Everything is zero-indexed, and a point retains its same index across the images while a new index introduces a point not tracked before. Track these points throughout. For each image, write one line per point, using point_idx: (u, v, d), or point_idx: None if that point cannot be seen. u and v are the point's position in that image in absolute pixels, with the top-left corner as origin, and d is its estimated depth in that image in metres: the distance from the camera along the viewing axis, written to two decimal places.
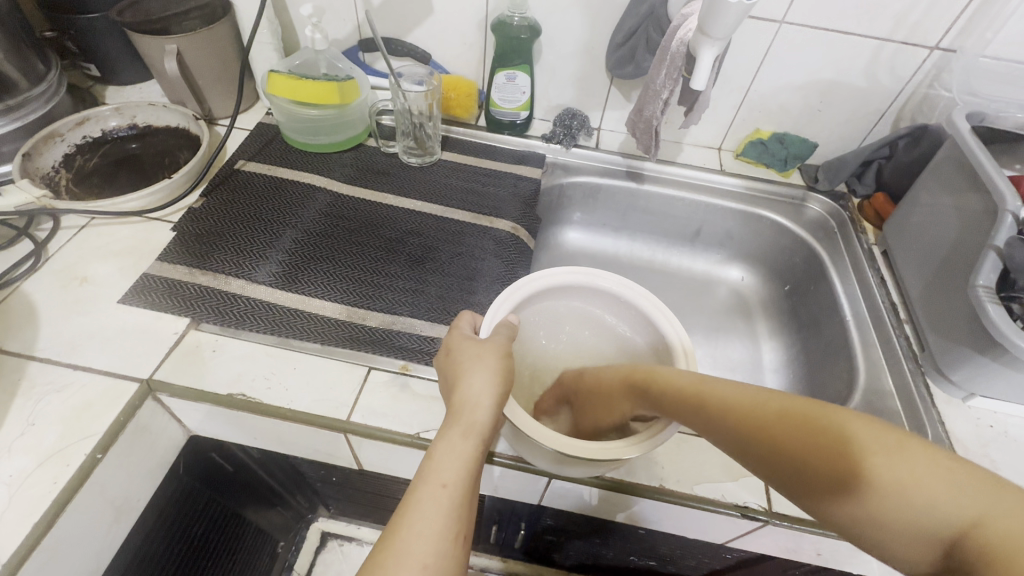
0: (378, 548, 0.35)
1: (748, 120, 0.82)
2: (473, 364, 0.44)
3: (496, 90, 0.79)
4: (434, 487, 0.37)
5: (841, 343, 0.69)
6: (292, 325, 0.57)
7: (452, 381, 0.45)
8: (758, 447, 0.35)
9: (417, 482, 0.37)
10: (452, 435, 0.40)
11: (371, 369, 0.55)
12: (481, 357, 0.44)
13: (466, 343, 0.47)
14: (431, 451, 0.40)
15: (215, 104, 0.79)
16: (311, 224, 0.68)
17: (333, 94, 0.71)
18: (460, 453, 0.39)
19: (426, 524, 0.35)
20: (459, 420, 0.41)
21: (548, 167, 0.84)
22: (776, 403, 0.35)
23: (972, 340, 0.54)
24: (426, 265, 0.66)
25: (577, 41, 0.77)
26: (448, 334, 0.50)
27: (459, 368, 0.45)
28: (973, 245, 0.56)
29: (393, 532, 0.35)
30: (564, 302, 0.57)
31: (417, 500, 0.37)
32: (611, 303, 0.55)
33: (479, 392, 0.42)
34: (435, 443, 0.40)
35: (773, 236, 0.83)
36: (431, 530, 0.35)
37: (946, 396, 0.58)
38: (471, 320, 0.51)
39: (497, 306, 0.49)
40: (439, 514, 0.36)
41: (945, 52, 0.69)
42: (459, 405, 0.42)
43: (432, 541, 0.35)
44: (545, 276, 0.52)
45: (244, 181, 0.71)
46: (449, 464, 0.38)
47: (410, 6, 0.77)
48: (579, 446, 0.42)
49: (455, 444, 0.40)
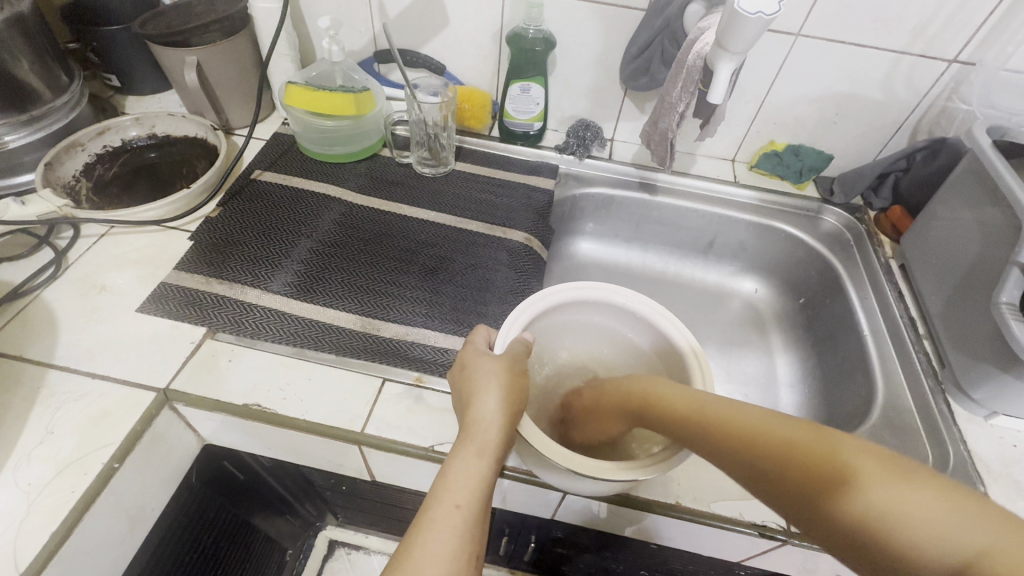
0: (392, 565, 0.35)
1: (762, 131, 0.82)
2: (485, 382, 0.44)
3: (509, 101, 0.79)
4: (448, 507, 0.37)
5: (856, 360, 0.68)
6: (306, 336, 0.57)
7: (465, 398, 0.45)
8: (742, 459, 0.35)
9: (432, 502, 0.38)
10: (465, 454, 0.40)
11: (385, 380, 0.55)
12: (495, 372, 0.44)
13: (478, 362, 0.46)
14: (444, 470, 0.40)
15: (232, 114, 0.79)
16: (326, 235, 0.69)
17: (349, 105, 0.70)
18: (474, 472, 0.39)
19: (441, 544, 0.35)
20: (473, 438, 0.41)
21: (561, 178, 0.84)
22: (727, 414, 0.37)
23: (995, 357, 0.53)
24: (440, 276, 0.66)
25: (592, 53, 0.77)
26: (462, 349, 0.50)
27: (469, 386, 0.45)
28: (996, 259, 0.55)
29: (408, 547, 0.35)
30: (577, 317, 0.56)
31: (431, 518, 0.37)
32: (627, 319, 0.54)
33: (492, 411, 0.42)
34: (447, 461, 0.40)
35: (788, 249, 0.82)
36: (444, 550, 0.35)
37: (967, 414, 0.57)
38: (485, 335, 0.51)
39: (509, 326, 0.49)
40: (453, 534, 0.36)
41: (964, 65, 0.68)
42: (470, 425, 0.42)
43: (446, 561, 0.35)
44: (558, 292, 0.52)
45: (261, 191, 0.72)
46: (464, 482, 0.39)
47: (426, 18, 0.77)
48: (589, 467, 0.41)
49: (469, 463, 0.40)
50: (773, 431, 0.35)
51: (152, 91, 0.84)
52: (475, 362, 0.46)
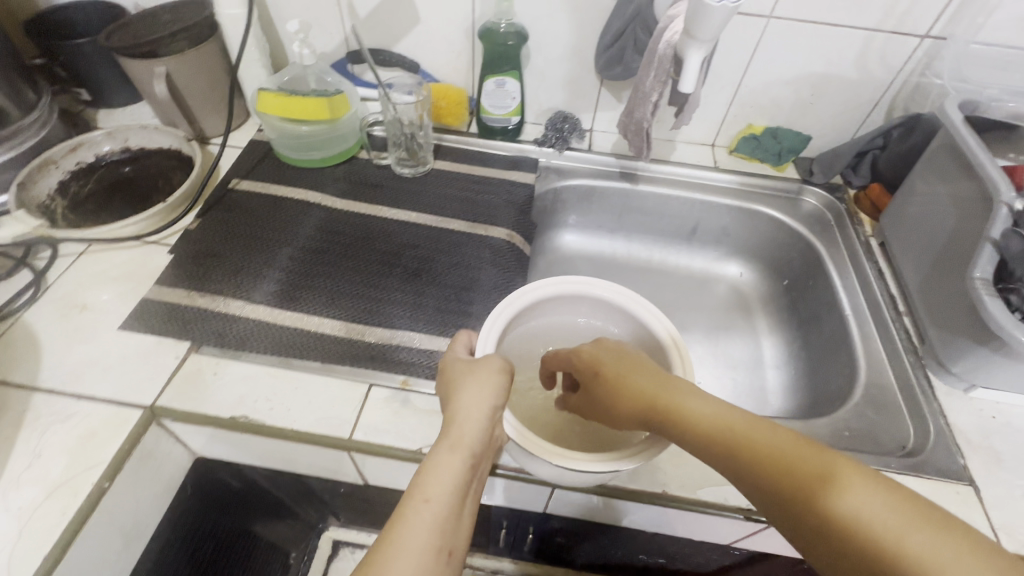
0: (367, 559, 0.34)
1: (740, 115, 0.82)
2: (466, 386, 0.44)
3: (485, 97, 0.78)
4: (420, 502, 0.37)
5: (839, 339, 0.69)
6: (291, 345, 0.57)
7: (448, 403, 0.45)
8: (766, 480, 0.34)
9: (409, 498, 0.38)
10: (441, 451, 0.41)
11: (372, 386, 0.55)
12: (477, 377, 0.44)
13: (459, 367, 0.46)
14: (423, 468, 0.40)
15: (206, 123, 0.78)
16: (307, 242, 0.68)
17: (321, 110, 0.70)
18: (453, 470, 0.40)
19: (415, 538, 0.35)
20: (447, 434, 0.42)
21: (541, 172, 0.83)
22: (765, 435, 0.35)
23: (972, 332, 0.54)
24: (422, 277, 0.66)
25: (565, 44, 0.77)
26: (447, 353, 0.50)
27: (450, 392, 0.45)
28: (971, 236, 0.56)
29: (381, 544, 0.35)
30: (558, 317, 0.56)
31: (403, 514, 0.36)
32: (607, 313, 0.55)
33: (472, 408, 0.42)
34: (426, 459, 0.41)
35: (771, 232, 0.82)
36: (418, 545, 0.35)
37: (947, 388, 0.58)
38: (464, 342, 0.51)
39: (487, 331, 0.49)
40: (426, 530, 0.36)
41: (936, 40, 0.68)
42: (450, 429, 0.42)
43: (421, 554, 0.35)
44: (535, 291, 0.52)
45: (239, 200, 0.72)
46: (442, 480, 0.39)
47: (397, 16, 0.76)
48: (564, 453, 0.42)
49: (445, 461, 0.40)
50: (798, 457, 0.34)
51: (124, 103, 0.83)
52: (456, 368, 0.46)
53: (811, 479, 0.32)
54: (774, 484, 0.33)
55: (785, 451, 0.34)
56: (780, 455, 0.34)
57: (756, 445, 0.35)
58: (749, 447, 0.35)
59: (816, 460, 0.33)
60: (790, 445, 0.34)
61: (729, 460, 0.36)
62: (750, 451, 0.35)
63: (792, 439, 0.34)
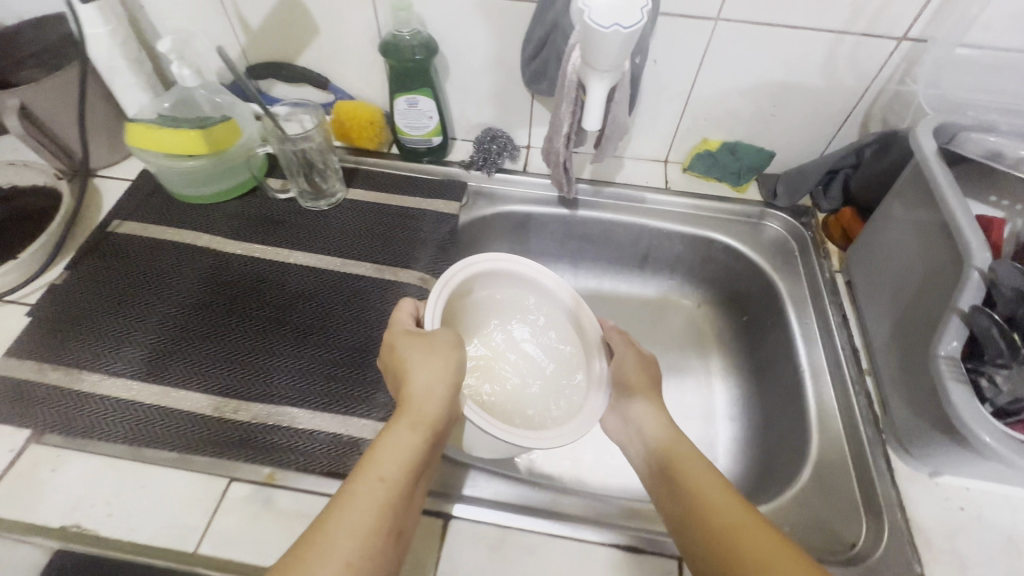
0: (303, 540, 0.36)
1: (693, 129, 0.71)
2: (418, 362, 0.46)
3: (398, 116, 0.69)
4: (373, 480, 0.39)
5: (793, 396, 0.60)
6: (148, 430, 0.50)
7: (397, 376, 0.47)
8: (715, 542, 0.39)
9: (359, 475, 0.40)
10: (400, 426, 0.43)
11: (231, 481, 0.48)
12: (431, 352, 0.46)
13: (408, 342, 0.47)
14: (379, 444, 0.42)
15: (90, 154, 0.69)
16: (189, 295, 0.61)
17: (197, 143, 0.61)
18: (407, 445, 0.42)
19: (357, 519, 0.37)
20: (411, 410, 0.44)
21: (469, 198, 0.74)
22: (732, 516, 0.40)
23: (936, 418, 0.45)
24: (316, 336, 0.59)
25: (486, 54, 0.66)
26: (390, 323, 0.51)
27: (398, 361, 0.47)
28: (941, 297, 0.47)
29: (327, 515, 0.37)
30: (496, 295, 0.58)
31: (353, 492, 0.39)
32: (543, 302, 0.58)
33: (429, 384, 0.45)
34: (383, 433, 0.43)
35: (729, 262, 0.73)
36: (359, 525, 0.37)
37: (910, 471, 0.50)
38: (410, 310, 0.52)
39: (433, 299, 0.50)
40: (370, 506, 0.38)
41: (915, 43, 0.57)
42: (403, 405, 0.44)
43: (365, 528, 0.37)
44: (487, 261, 0.54)
45: (117, 246, 0.64)
46: (394, 456, 0.41)
47: (291, 26, 0.67)
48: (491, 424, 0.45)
49: (403, 436, 0.42)
50: (752, 536, 0.38)
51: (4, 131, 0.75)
52: (406, 339, 0.48)
53: (756, 556, 0.37)
54: (722, 552, 0.39)
55: (746, 530, 0.39)
56: (740, 531, 0.39)
57: (721, 513, 0.41)
58: (718, 518, 0.40)
59: (766, 543, 0.38)
60: (754, 523, 0.39)
61: (698, 533, 0.41)
62: (717, 522, 0.40)
63: (754, 521, 0.39)
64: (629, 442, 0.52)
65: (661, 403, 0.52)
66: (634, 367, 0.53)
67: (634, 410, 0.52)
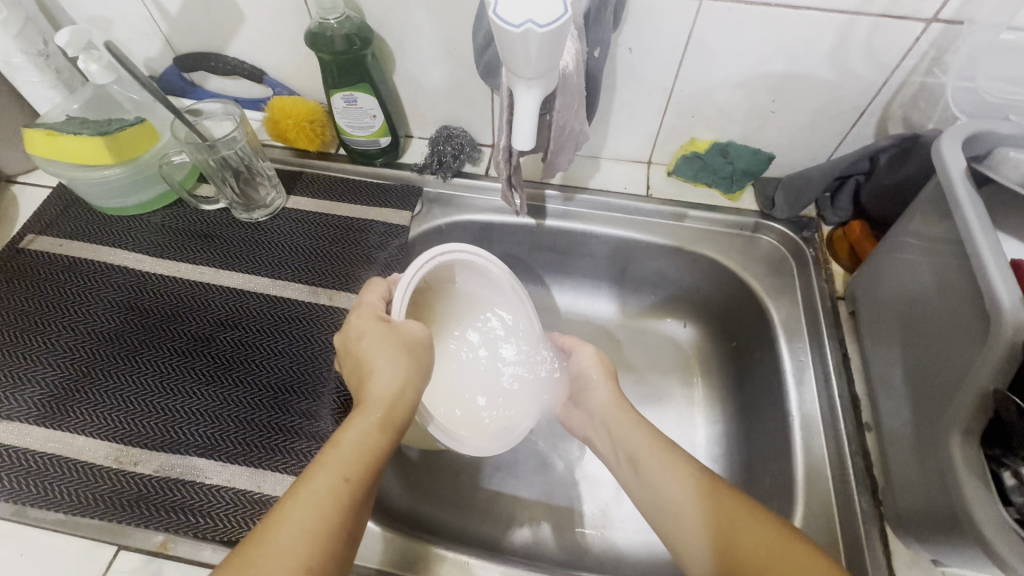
0: (245, 546, 0.30)
1: (679, 127, 0.61)
2: (390, 351, 0.40)
3: (339, 116, 0.60)
4: (335, 479, 0.33)
5: (780, 446, 0.53)
6: (34, 487, 0.45)
7: (359, 365, 0.40)
8: None
9: (315, 470, 0.33)
10: (364, 424, 0.36)
11: (120, 549, 0.44)
12: (396, 340, 0.40)
13: (378, 326, 0.41)
14: (336, 440, 0.35)
15: (4, 158, 0.63)
16: (99, 323, 0.54)
17: (101, 151, 0.54)
18: (374, 443, 0.36)
19: (309, 525, 0.31)
20: (375, 406, 0.37)
21: (424, 205, 0.66)
22: (783, 558, 0.35)
23: (943, 507, 0.37)
24: (235, 371, 0.52)
25: (434, 43, 0.57)
26: (358, 302, 0.44)
27: (362, 348, 0.40)
28: (960, 355, 0.38)
29: (277, 521, 0.31)
30: (442, 277, 0.52)
31: (310, 491, 0.33)
32: (491, 291, 0.53)
33: (393, 378, 0.39)
34: (343, 428, 0.36)
35: (717, 281, 0.64)
36: (314, 527, 0.31)
37: (908, 555, 0.43)
38: (381, 289, 0.45)
39: (408, 281, 0.44)
40: (330, 511, 0.32)
41: (948, 25, 0.46)
42: (367, 398, 0.38)
43: (311, 540, 0.31)
44: (451, 253, 0.47)
45: (28, 266, 0.58)
46: (354, 455, 0.35)
47: (212, 11, 0.58)
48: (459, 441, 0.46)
49: (367, 433, 0.36)
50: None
51: None
52: (378, 323, 0.41)
53: None
54: None
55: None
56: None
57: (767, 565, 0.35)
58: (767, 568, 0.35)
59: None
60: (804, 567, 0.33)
61: None
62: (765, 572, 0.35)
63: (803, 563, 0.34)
64: (592, 433, 0.52)
65: (620, 393, 0.52)
66: (594, 360, 0.54)
67: (598, 401, 0.51)
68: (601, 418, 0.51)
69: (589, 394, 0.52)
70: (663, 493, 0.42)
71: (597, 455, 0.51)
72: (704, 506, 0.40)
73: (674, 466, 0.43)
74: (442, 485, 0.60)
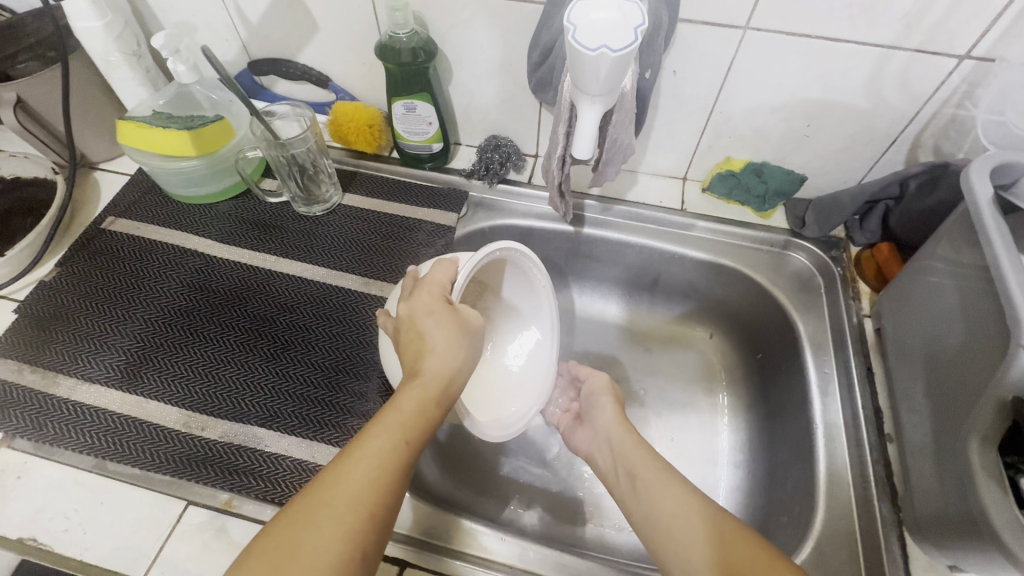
0: (315, 489, 0.34)
1: (716, 146, 0.65)
2: (452, 333, 0.42)
3: (397, 121, 0.65)
4: (397, 441, 0.37)
5: (803, 453, 0.55)
6: (112, 443, 0.49)
7: (416, 339, 0.42)
8: None
9: (379, 429, 0.37)
10: (421, 395, 0.39)
11: (189, 504, 0.48)
12: (456, 323, 0.42)
13: (443, 308, 0.42)
14: (397, 404, 0.38)
15: (91, 147, 0.69)
16: (170, 300, 0.59)
17: (185, 144, 0.59)
18: (429, 414, 0.39)
19: (373, 477, 0.34)
20: (432, 379, 0.40)
21: (469, 208, 0.70)
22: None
23: (960, 514, 0.40)
24: (291, 351, 0.56)
25: (490, 59, 0.62)
26: (423, 280, 0.44)
27: (425, 326, 0.42)
28: (978, 371, 0.41)
29: (345, 470, 0.34)
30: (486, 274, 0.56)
31: (374, 448, 0.36)
32: (524, 297, 0.57)
33: (450, 357, 0.41)
34: (401, 394, 0.39)
35: (745, 294, 0.67)
36: (377, 479, 0.35)
37: (925, 560, 0.45)
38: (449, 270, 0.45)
39: (472, 266, 0.45)
40: (391, 468, 0.35)
41: (980, 62, 0.49)
42: (424, 371, 0.40)
43: (373, 489, 0.34)
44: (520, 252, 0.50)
45: (107, 244, 0.63)
46: (412, 420, 0.38)
47: (289, 22, 0.63)
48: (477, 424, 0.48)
49: (424, 404, 0.39)
50: None
51: None
52: (444, 304, 0.43)
53: None
54: None
55: None
56: None
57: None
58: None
59: None
60: None
61: None
62: None
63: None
64: (595, 450, 0.54)
65: (624, 416, 0.55)
66: (605, 385, 0.58)
67: (603, 420, 0.55)
68: (605, 435, 0.54)
69: (596, 412, 0.56)
70: (654, 505, 0.45)
71: (596, 473, 0.53)
72: (701, 515, 0.42)
73: (668, 482, 0.46)
74: (473, 472, 0.64)
